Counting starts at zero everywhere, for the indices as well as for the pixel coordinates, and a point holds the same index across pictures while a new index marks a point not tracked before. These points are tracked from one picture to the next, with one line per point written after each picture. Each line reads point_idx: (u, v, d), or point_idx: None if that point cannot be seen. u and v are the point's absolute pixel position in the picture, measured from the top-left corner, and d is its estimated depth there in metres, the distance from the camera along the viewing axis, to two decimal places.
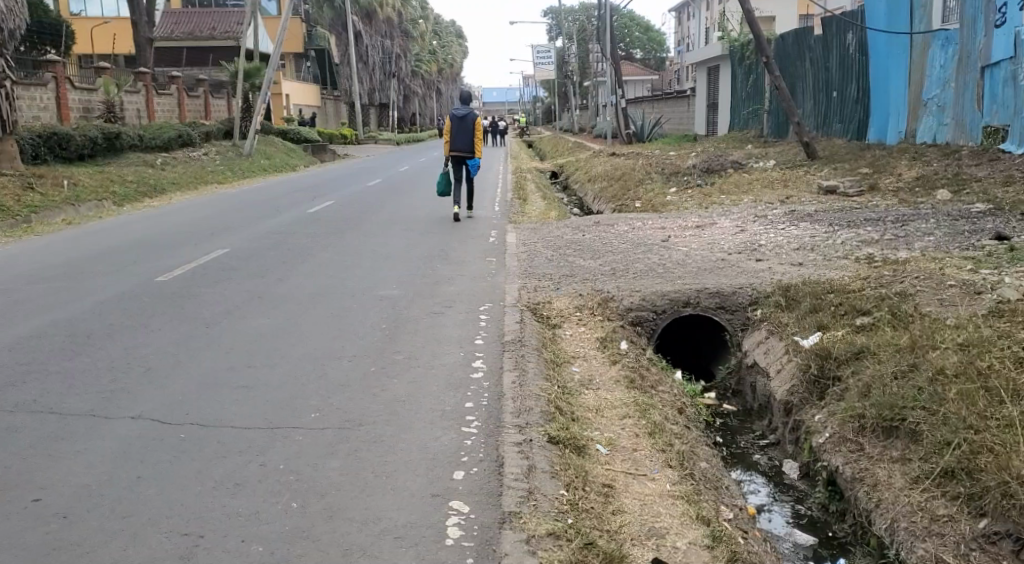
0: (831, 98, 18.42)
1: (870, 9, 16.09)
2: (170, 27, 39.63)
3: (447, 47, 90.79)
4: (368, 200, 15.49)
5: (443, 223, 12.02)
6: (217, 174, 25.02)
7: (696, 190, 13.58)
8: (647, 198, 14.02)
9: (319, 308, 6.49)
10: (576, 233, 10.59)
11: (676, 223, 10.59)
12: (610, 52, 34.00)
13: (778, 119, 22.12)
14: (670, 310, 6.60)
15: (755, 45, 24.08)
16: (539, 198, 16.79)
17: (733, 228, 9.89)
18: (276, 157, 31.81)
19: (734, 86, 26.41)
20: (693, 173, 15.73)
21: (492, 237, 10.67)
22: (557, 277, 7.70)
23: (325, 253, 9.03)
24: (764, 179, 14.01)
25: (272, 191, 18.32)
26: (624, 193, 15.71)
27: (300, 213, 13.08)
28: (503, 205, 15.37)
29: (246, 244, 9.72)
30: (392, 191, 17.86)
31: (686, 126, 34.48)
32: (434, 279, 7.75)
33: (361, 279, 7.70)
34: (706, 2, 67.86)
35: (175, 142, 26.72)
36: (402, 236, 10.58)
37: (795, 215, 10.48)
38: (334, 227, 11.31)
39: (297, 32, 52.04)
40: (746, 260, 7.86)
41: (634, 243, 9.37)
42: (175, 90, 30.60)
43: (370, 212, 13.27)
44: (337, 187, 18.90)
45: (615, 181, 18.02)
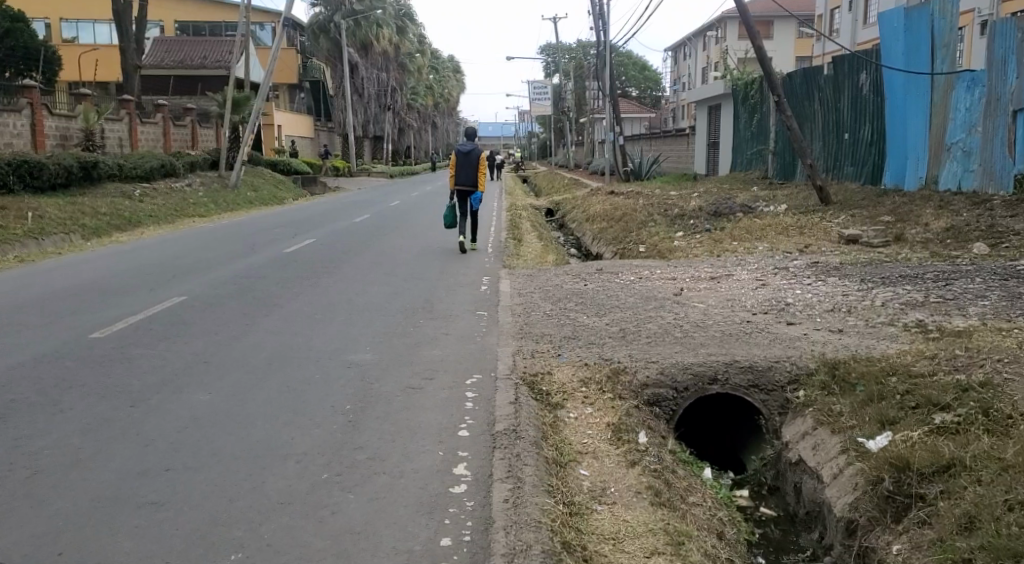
0: (843, 140, 17.65)
1: (886, 48, 15.31)
2: (160, 55, 38.98)
3: (444, 81, 90.54)
4: (352, 238, 14.49)
5: (430, 267, 11.02)
6: (199, 206, 24.10)
7: (705, 235, 12.65)
8: (651, 241, 13.08)
9: (275, 378, 5.43)
10: (578, 282, 9.58)
11: (687, 273, 9.59)
12: (608, 88, 33.36)
13: (784, 160, 21.34)
14: (694, 388, 5.56)
15: (760, 84, 23.39)
16: (534, 238, 15.84)
17: (752, 282, 8.91)
18: (263, 189, 30.91)
19: (737, 125, 25.68)
20: (698, 216, 14.83)
21: (485, 285, 9.64)
22: (558, 338, 6.63)
23: (294, 305, 7.98)
24: (779, 225, 13.10)
25: (252, 226, 17.30)
26: (625, 235, 14.79)
27: (275, 253, 12.05)
28: (497, 245, 14.40)
29: (206, 291, 8.68)
30: (380, 227, 16.89)
31: (685, 164, 33.74)
32: (414, 340, 6.68)
33: (331, 339, 6.64)
34: (703, 42, 67.90)
35: (158, 172, 25.78)
36: (384, 282, 9.53)
37: (819, 267, 9.53)
38: (310, 270, 10.27)
39: (291, 63, 51.56)
40: (776, 324, 6.87)
41: (643, 296, 8.36)
42: (161, 119, 29.78)
43: (352, 253, 12.25)
44: (321, 222, 17.90)
45: (615, 221, 17.11)
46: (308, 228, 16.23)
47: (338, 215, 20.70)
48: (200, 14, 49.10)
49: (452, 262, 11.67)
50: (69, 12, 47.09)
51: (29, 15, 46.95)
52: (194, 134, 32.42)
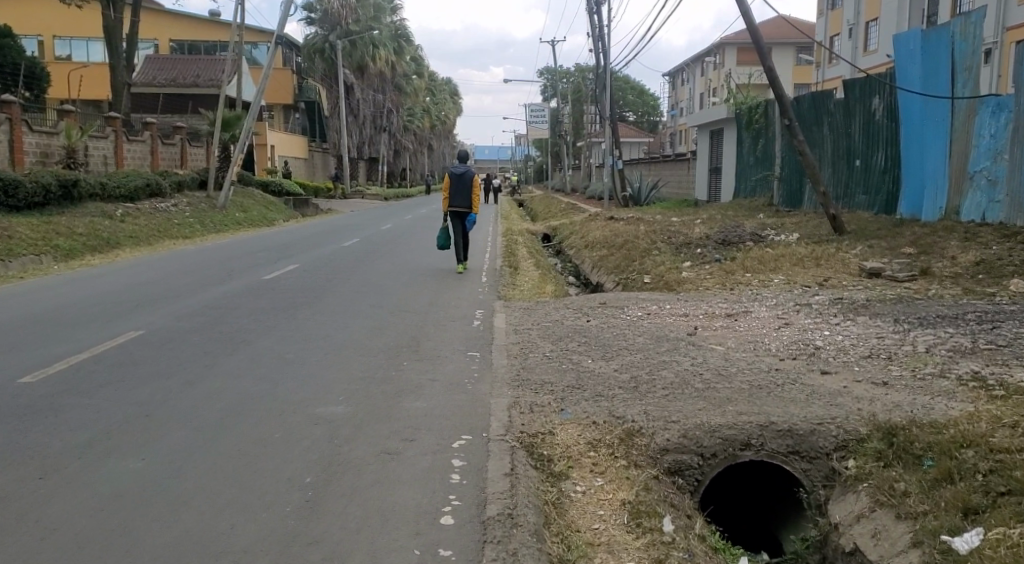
0: (854, 167, 16.97)
1: (901, 70, 14.61)
2: (152, 73, 38.38)
3: (440, 103, 90.18)
4: (339, 263, 13.68)
5: (420, 297, 10.18)
6: (184, 227, 23.30)
7: (714, 265, 11.86)
8: (656, 271, 12.31)
9: (225, 438, 4.58)
10: (581, 317, 8.78)
11: (701, 309, 8.76)
12: (608, 112, 32.75)
13: (791, 187, 20.64)
14: (722, 455, 4.70)
15: (765, 109, 22.73)
16: (532, 266, 15.05)
17: (773, 321, 8.08)
18: (253, 210, 30.11)
19: (741, 151, 24.99)
20: (706, 245, 14.06)
21: (479, 319, 8.82)
22: (560, 388, 5.76)
23: (264, 341, 7.16)
24: (793, 256, 12.32)
25: (234, 249, 16.47)
26: (628, 264, 13.99)
27: (253, 279, 11.22)
28: (492, 272, 13.59)
29: (168, 323, 7.85)
30: (370, 252, 16.10)
31: (685, 190, 33.09)
32: (396, 388, 5.82)
33: (300, 385, 5.79)
34: (701, 68, 67.72)
35: (144, 191, 24.99)
36: (366, 315, 8.67)
37: (844, 304, 8.73)
38: (288, 300, 9.44)
39: (285, 83, 51.05)
40: (808, 375, 6.04)
41: (653, 336, 7.52)
42: (149, 137, 29.08)
43: (336, 280, 11.44)
44: (309, 246, 17.10)
45: (616, 248, 16.36)
46: (293, 252, 15.41)
47: (326, 238, 19.87)
48: (194, 33, 48.63)
49: (444, 292, 10.84)
50: (62, 30, 46.56)
51: (21, 32, 46.39)
52: (183, 154, 31.70)
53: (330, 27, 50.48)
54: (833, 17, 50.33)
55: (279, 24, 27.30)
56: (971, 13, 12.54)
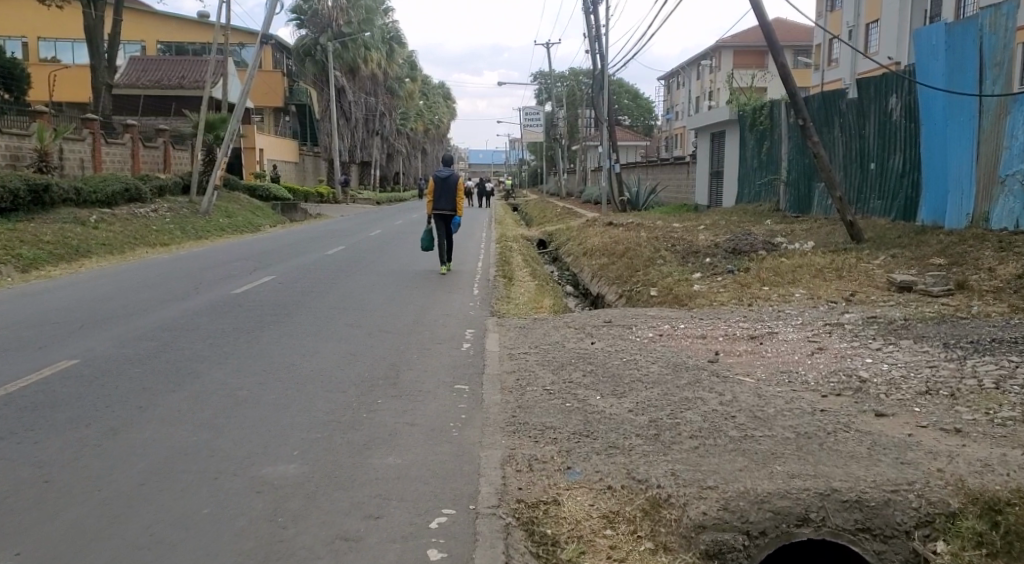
0: (868, 170, 16.03)
1: (922, 66, 13.66)
2: (135, 75, 37.34)
3: (434, 107, 89.22)
4: (319, 274, 12.66)
5: (404, 314, 9.16)
6: (162, 234, 22.30)
7: (727, 277, 10.91)
8: (664, 282, 11.34)
9: (136, 520, 3.59)
10: (585, 338, 7.80)
11: (720, 330, 7.78)
12: (605, 114, 31.81)
13: (799, 192, 19.72)
14: (773, 532, 3.69)
15: (769, 110, 21.84)
16: (528, 276, 14.08)
17: (803, 345, 7.10)
18: (238, 215, 29.08)
19: (744, 155, 24.08)
20: (714, 254, 13.11)
21: (469, 340, 7.83)
22: (564, 435, 4.75)
23: (218, 372, 6.17)
24: (809, 267, 11.38)
25: (211, 258, 15.47)
26: (631, 274, 13.04)
27: (221, 294, 10.22)
28: (484, 283, 12.61)
29: (111, 348, 6.86)
30: (356, 261, 15.08)
31: (684, 194, 32.19)
32: (364, 437, 4.79)
33: (247, 434, 4.78)
34: (697, 72, 66.92)
35: (122, 196, 23.97)
36: (342, 338, 7.65)
37: (879, 324, 7.76)
38: (256, 319, 8.45)
39: (274, 86, 50.00)
40: (862, 417, 5.04)
41: (670, 365, 6.53)
42: (129, 139, 28.08)
43: (314, 294, 10.47)
44: (291, 255, 16.11)
45: (617, 257, 15.40)
46: (272, 262, 14.40)
47: (311, 245, 18.88)
48: (182, 34, 47.64)
49: (431, 306, 9.85)
50: (47, 31, 45.50)
51: (4, 33, 45.24)
52: (166, 157, 30.68)
53: (321, 28, 49.57)
54: (832, 19, 49.57)
55: (264, 23, 26.35)
56: (1002, 4, 11.63)
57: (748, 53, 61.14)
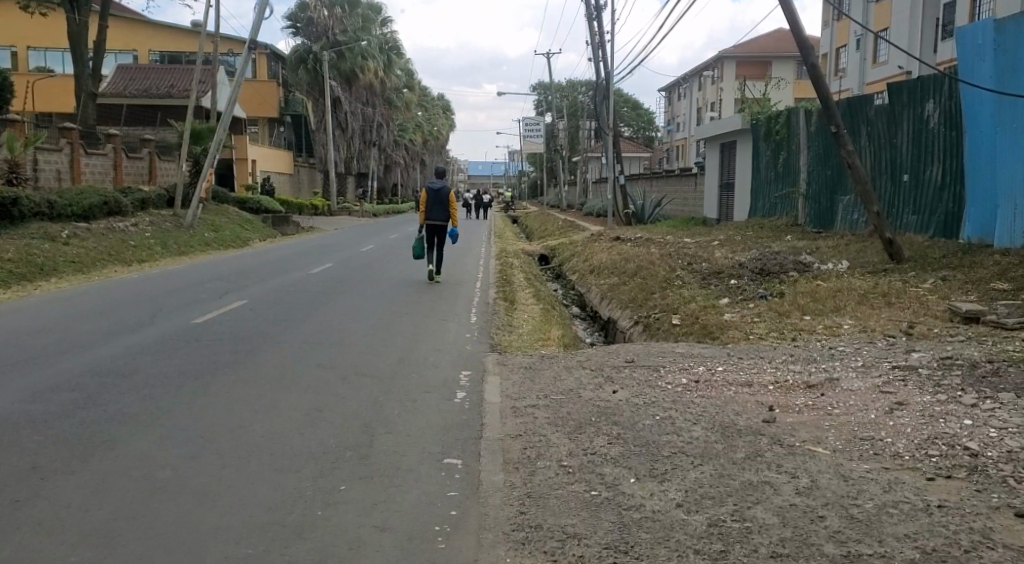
0: (900, 182, 14.74)
1: (968, 66, 12.33)
2: (122, 84, 36.19)
3: (432, 118, 88.28)
4: (299, 297, 11.33)
5: (390, 349, 7.83)
6: (141, 249, 21.00)
7: (759, 303, 9.62)
8: (686, 307, 10.06)
9: None
10: (608, 385, 6.48)
11: (769, 377, 6.45)
12: (609, 124, 30.58)
13: (820, 205, 18.44)
14: None
15: (787, 118, 20.59)
16: (531, 297, 12.78)
17: (876, 397, 5.74)
18: (225, 229, 27.79)
19: (758, 166, 22.81)
20: (739, 274, 11.81)
21: (466, 388, 6.49)
22: (594, 553, 3.42)
23: (142, 440, 4.83)
24: (851, 292, 10.08)
25: (185, 278, 14.13)
26: (648, 297, 11.74)
27: (180, 323, 8.90)
28: (483, 306, 11.29)
29: (18, 403, 5.54)
30: (343, 281, 13.78)
31: (691, 207, 30.92)
32: (313, 554, 3.44)
33: (154, 549, 3.46)
34: (699, 83, 65.88)
35: (100, 210, 22.71)
36: (310, 386, 6.30)
37: (962, 366, 6.41)
38: (213, 359, 7.14)
39: (270, 96, 48.58)
40: (999, 517, 3.70)
41: (716, 429, 5.18)
42: (111, 150, 26.88)
43: (290, 323, 9.18)
44: (273, 273, 14.83)
45: (628, 276, 14.13)
46: (249, 282, 13.12)
47: (298, 261, 17.57)
48: (175, 43, 46.51)
49: (423, 339, 8.50)
50: (38, 41, 44.34)
51: None
52: (152, 168, 29.48)
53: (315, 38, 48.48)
54: (839, 28, 48.49)
55: (251, 30, 25.12)
56: None
57: (751, 64, 60.09)
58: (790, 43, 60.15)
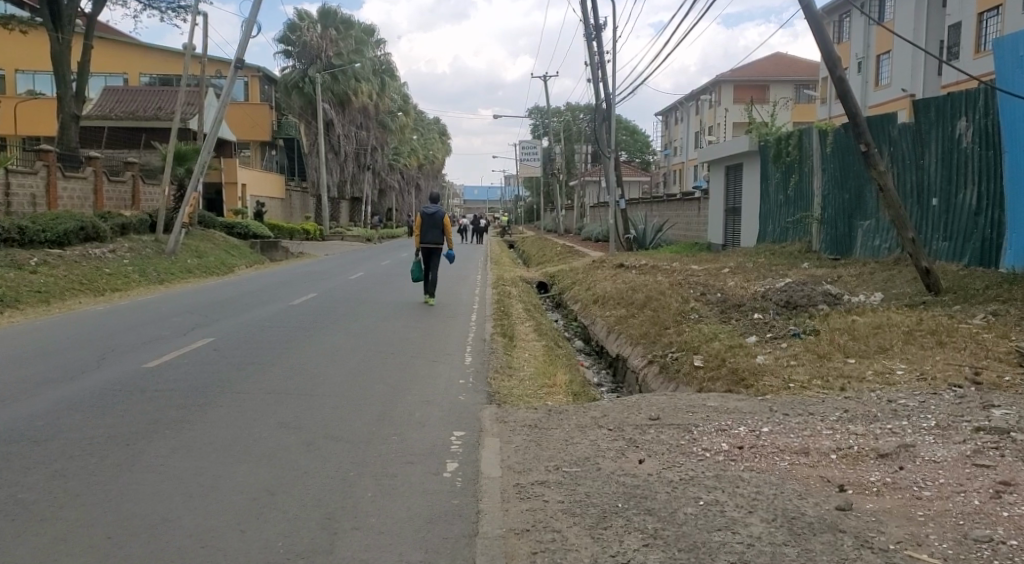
0: (928, 207, 13.69)
1: (1010, 77, 11.28)
2: (109, 106, 35.28)
3: (428, 142, 87.54)
4: (272, 334, 10.18)
5: (369, 403, 6.64)
6: (117, 277, 19.86)
7: (791, 343, 8.50)
8: (707, 346, 8.94)
9: None
10: (633, 453, 5.31)
11: (828, 443, 5.28)
12: (608, 147, 29.64)
13: (836, 231, 17.38)
14: None
15: (799, 139, 19.64)
16: (532, 332, 11.65)
17: (974, 474, 4.55)
18: (210, 255, 26.65)
19: (767, 189, 21.85)
20: (762, 307, 10.69)
21: (458, 455, 5.32)
22: None
23: (30, 548, 3.70)
24: (893, 328, 8.96)
25: (154, 311, 12.96)
26: (663, 333, 10.63)
27: (130, 367, 7.77)
28: (479, 343, 10.15)
29: None
30: (325, 313, 12.65)
31: (694, 232, 29.93)
32: None
33: None
34: (697, 107, 65.26)
35: (77, 236, 21.60)
36: (263, 457, 5.12)
37: None
38: (156, 417, 5.99)
39: (262, 119, 47.46)
40: None
41: (780, 524, 4.00)
42: (92, 173, 25.85)
43: (257, 366, 8.04)
44: (251, 304, 13.68)
45: (636, 307, 13.03)
46: (222, 315, 12.00)
47: (281, 291, 16.41)
48: (165, 66, 45.67)
49: (409, 387, 7.31)
50: (27, 64, 43.46)
51: None
52: (135, 192, 28.42)
53: (308, 61, 47.70)
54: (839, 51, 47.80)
55: (237, 48, 24.14)
56: None
57: (749, 87, 59.43)
58: (788, 66, 59.53)
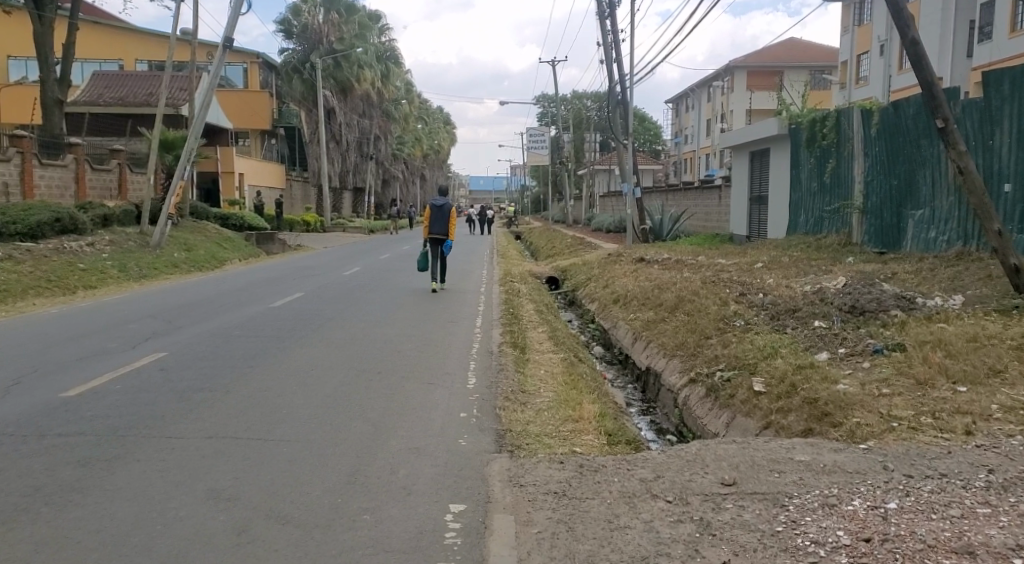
0: (1000, 193, 11.92)
1: None
2: (98, 92, 33.70)
3: (433, 131, 85.83)
4: (239, 345, 8.54)
5: (338, 455, 4.98)
6: (93, 273, 18.30)
7: (875, 363, 6.81)
8: (766, 367, 7.27)
9: None
10: (713, 548, 3.66)
11: (996, 535, 3.59)
12: (623, 133, 27.92)
13: (882, 222, 15.66)
14: None
15: (836, 120, 17.90)
16: (547, 340, 10.03)
17: None
18: (199, 248, 25.04)
19: (798, 176, 20.18)
20: (822, 313, 8.99)
21: (458, 552, 3.66)
22: None
23: None
24: (998, 341, 7.22)
25: (115, 314, 11.34)
26: (705, 344, 8.99)
27: (46, 398, 6.16)
28: (487, 357, 8.50)
29: None
30: (310, 317, 11.03)
31: (713, 223, 28.21)
32: None
33: None
34: (709, 94, 63.31)
35: (52, 228, 20.07)
36: (167, 559, 3.50)
37: None
38: (42, 483, 4.34)
39: (261, 108, 45.71)
40: None
41: None
42: (73, 161, 24.31)
43: (211, 394, 6.42)
44: (229, 307, 12.07)
45: (666, 309, 11.40)
46: (190, 321, 10.38)
47: (265, 290, 14.77)
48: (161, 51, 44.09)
49: (398, 426, 5.66)
50: (17, 50, 41.88)
51: None
52: (122, 182, 26.84)
53: (310, 45, 46.02)
54: (859, 34, 45.74)
55: (225, 26, 22.47)
56: None
57: (762, 74, 57.45)
58: (805, 52, 57.52)
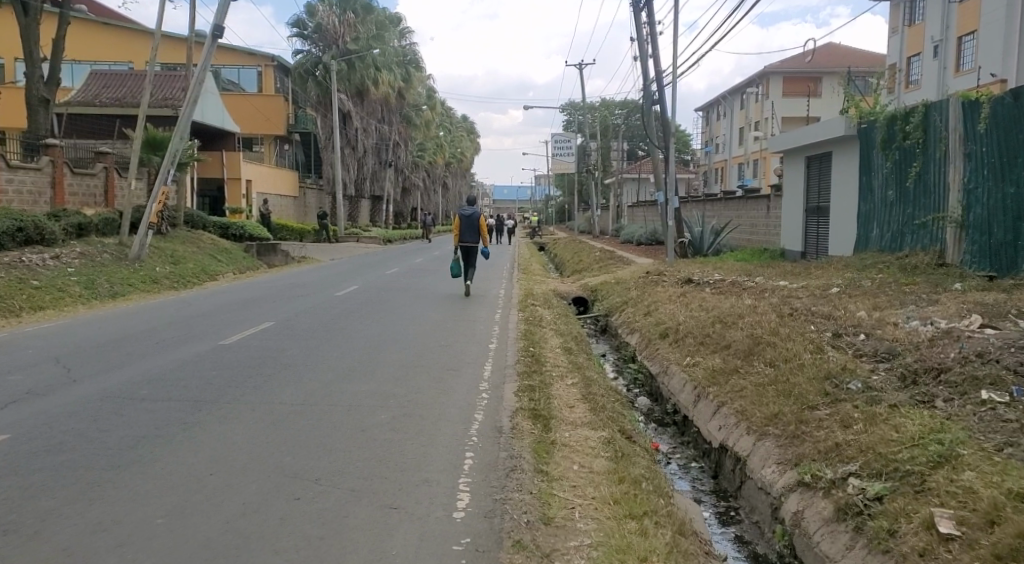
0: None
1: None
2: (94, 91, 31.47)
3: (456, 138, 83.39)
4: (134, 420, 5.81)
5: None
6: (50, 290, 15.76)
7: None
8: (955, 486, 4.37)
9: None
10: None
11: None
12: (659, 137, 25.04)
13: (988, 239, 12.71)
14: None
15: (923, 115, 14.94)
16: (579, 402, 7.21)
17: None
18: (188, 260, 22.54)
19: (871, 183, 17.23)
20: (990, 378, 6.07)
21: None
22: None
23: None
24: None
25: (16, 352, 8.66)
26: (813, 421, 6.13)
27: None
28: (492, 442, 5.69)
29: None
30: (266, 362, 8.27)
31: (759, 236, 25.24)
32: None
33: None
34: (742, 100, 60.14)
35: (10, 238, 17.63)
36: None
37: None
38: None
39: (275, 112, 43.22)
40: None
41: None
42: (50, 163, 21.93)
43: (16, 543, 3.70)
44: (171, 343, 9.37)
45: (739, 355, 8.54)
46: (101, 370, 7.66)
47: (234, 316, 12.12)
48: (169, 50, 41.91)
49: None
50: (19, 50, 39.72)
51: None
52: (108, 187, 24.44)
53: (325, 46, 43.33)
54: (910, 34, 42.33)
55: (216, 13, 19.98)
56: None
57: (800, 79, 54.12)
58: (845, 58, 54.23)
